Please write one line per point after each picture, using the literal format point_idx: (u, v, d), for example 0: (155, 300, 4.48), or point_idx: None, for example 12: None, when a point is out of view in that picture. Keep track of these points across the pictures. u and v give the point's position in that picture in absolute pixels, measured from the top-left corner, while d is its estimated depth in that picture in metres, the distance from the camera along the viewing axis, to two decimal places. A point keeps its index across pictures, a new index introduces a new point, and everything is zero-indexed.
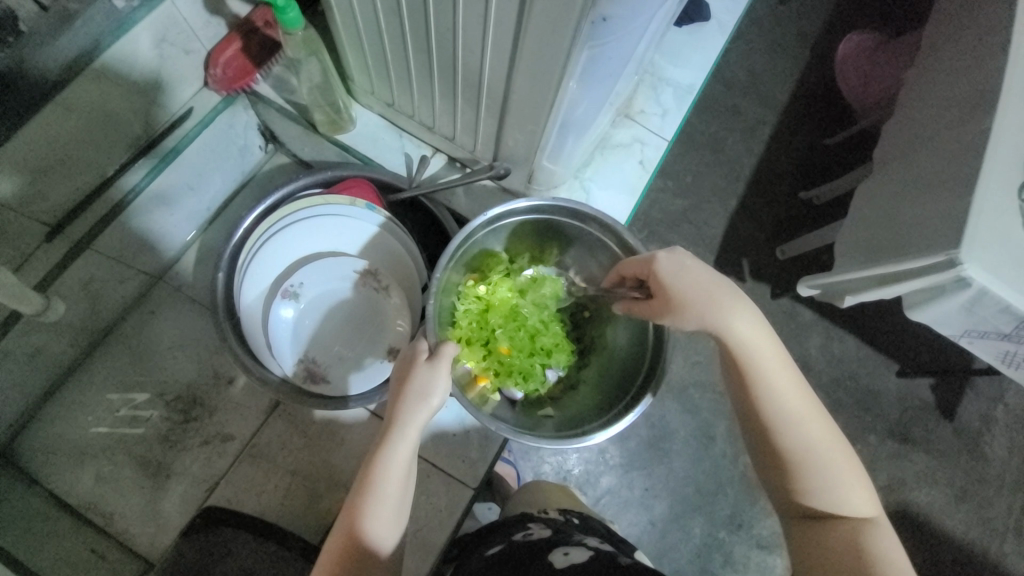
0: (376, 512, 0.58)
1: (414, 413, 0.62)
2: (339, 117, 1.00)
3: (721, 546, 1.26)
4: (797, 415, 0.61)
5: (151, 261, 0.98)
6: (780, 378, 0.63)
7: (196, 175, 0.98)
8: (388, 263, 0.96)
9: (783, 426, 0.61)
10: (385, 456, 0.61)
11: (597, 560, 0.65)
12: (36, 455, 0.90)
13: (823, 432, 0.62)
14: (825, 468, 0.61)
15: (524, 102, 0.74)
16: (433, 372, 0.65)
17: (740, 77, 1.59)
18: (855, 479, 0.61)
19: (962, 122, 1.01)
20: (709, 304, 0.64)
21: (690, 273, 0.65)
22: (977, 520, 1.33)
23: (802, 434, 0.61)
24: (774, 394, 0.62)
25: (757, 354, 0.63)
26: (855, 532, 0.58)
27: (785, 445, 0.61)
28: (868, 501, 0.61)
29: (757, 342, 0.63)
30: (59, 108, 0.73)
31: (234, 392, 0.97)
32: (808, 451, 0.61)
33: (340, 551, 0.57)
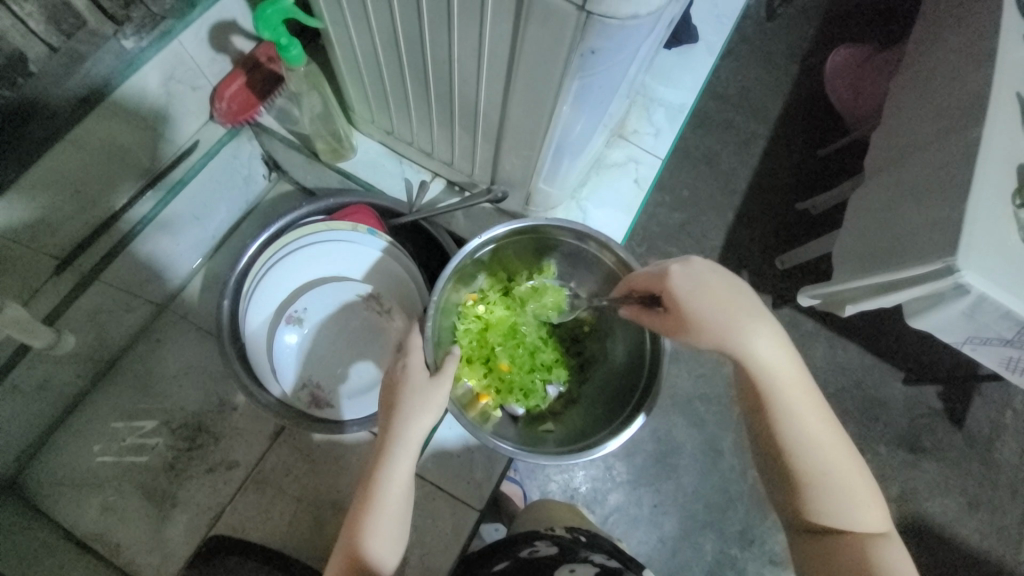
0: (376, 529, 0.59)
1: (412, 429, 0.64)
2: (340, 146, 1.02)
3: (733, 563, 1.24)
4: (815, 434, 0.62)
5: (157, 289, 1.00)
6: (799, 398, 0.62)
7: (201, 205, 1.02)
8: (390, 288, 0.96)
9: (802, 447, 0.61)
10: (383, 473, 0.62)
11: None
12: (42, 487, 0.90)
13: (841, 452, 0.62)
14: (840, 486, 0.61)
15: (520, 128, 0.76)
16: (428, 385, 0.67)
17: (731, 93, 1.62)
18: (868, 494, 0.62)
19: (949, 133, 1.03)
20: (734, 324, 0.62)
21: (713, 293, 0.63)
22: (993, 529, 1.31)
23: (819, 453, 0.61)
24: (795, 415, 0.62)
25: (779, 375, 0.62)
26: (864, 547, 0.60)
27: (802, 465, 0.62)
28: (879, 515, 0.63)
29: (779, 363, 0.62)
30: (66, 146, 0.74)
31: (238, 418, 0.97)
32: (825, 470, 0.61)
33: (341, 570, 0.58)
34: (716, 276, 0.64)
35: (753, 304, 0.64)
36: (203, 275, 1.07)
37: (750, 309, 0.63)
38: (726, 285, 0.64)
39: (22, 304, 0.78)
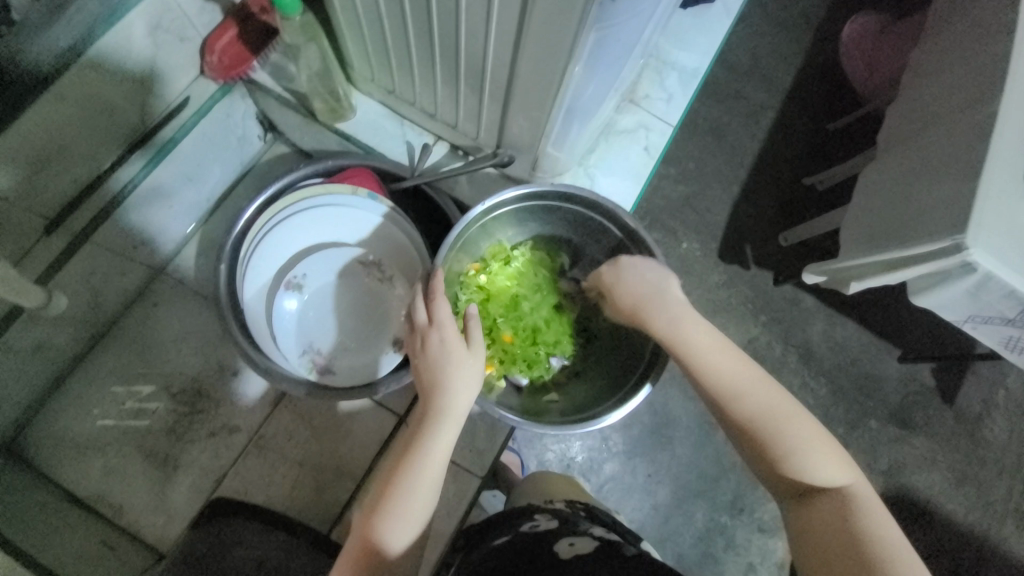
0: (400, 513, 0.57)
1: (446, 408, 0.61)
2: (339, 105, 0.98)
3: (723, 530, 1.27)
4: (750, 392, 0.63)
5: (152, 252, 0.98)
6: (724, 361, 0.65)
7: (194, 165, 0.98)
8: (391, 254, 0.95)
9: (741, 406, 0.63)
10: (415, 452, 0.59)
11: (605, 552, 0.68)
12: (43, 448, 0.90)
13: (784, 407, 0.62)
14: (792, 443, 0.60)
15: (529, 86, 0.72)
16: (465, 365, 0.63)
17: (742, 62, 1.56)
18: (826, 447, 0.60)
19: (968, 105, 0.99)
20: (651, 299, 0.70)
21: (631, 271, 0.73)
22: (977, 502, 1.34)
23: (760, 410, 0.62)
24: (721, 375, 0.64)
25: (696, 340, 0.67)
26: (839, 506, 0.56)
27: (744, 425, 0.62)
28: (846, 470, 0.59)
29: (694, 330, 0.67)
30: (52, 99, 0.70)
31: (238, 383, 0.97)
32: (770, 427, 0.61)
33: (368, 547, 0.56)
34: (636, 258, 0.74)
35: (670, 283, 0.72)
36: (198, 240, 1.03)
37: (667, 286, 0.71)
38: (645, 266, 0.73)
39: (13, 265, 0.76)
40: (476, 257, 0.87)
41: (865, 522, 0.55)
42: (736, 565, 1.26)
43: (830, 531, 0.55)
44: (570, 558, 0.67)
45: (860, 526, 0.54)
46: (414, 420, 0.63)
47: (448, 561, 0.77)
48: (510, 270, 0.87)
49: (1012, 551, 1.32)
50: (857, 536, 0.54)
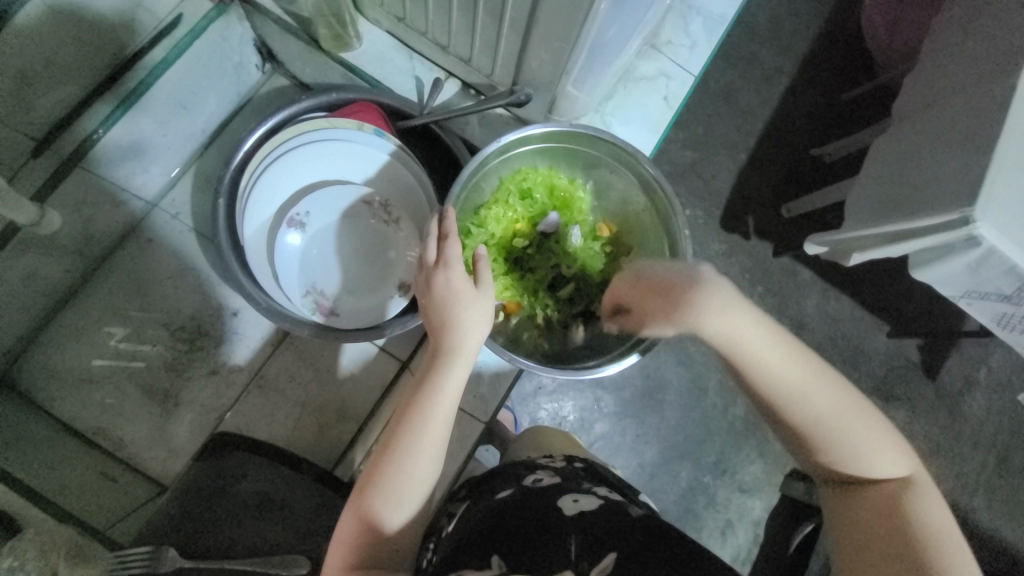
0: (415, 451, 0.56)
1: (455, 348, 0.60)
2: (344, 33, 0.92)
3: (705, 490, 1.31)
4: (811, 392, 0.54)
5: (145, 183, 0.94)
6: (788, 362, 0.54)
7: (189, 93, 0.95)
8: (399, 196, 0.93)
9: (794, 409, 0.54)
10: (426, 391, 0.58)
11: (608, 511, 0.66)
12: (38, 381, 0.89)
13: (844, 402, 0.55)
14: (848, 441, 0.54)
15: (555, 14, 0.67)
16: (474, 305, 0.62)
17: (760, 21, 1.48)
18: (884, 438, 0.55)
19: (990, 73, 0.95)
20: (693, 290, 0.56)
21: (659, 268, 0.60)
22: (950, 472, 1.39)
23: (817, 410, 0.54)
24: (788, 378, 0.54)
25: (754, 335, 0.55)
26: (894, 500, 0.52)
27: (798, 426, 0.55)
28: (902, 459, 0.55)
29: (749, 324, 0.55)
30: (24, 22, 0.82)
31: (239, 322, 0.95)
32: (825, 427, 0.54)
33: (381, 485, 0.56)
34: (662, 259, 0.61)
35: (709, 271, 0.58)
36: (193, 174, 0.96)
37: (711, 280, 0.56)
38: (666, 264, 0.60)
39: (8, 179, 0.81)
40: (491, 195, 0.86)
41: (925, 518, 0.50)
42: (716, 522, 1.31)
43: (886, 525, 0.51)
44: (573, 514, 0.65)
45: (917, 521, 0.50)
46: (424, 360, 0.62)
47: (451, 511, 0.75)
48: (528, 207, 0.87)
49: (978, 519, 1.38)
50: (916, 536, 0.49)
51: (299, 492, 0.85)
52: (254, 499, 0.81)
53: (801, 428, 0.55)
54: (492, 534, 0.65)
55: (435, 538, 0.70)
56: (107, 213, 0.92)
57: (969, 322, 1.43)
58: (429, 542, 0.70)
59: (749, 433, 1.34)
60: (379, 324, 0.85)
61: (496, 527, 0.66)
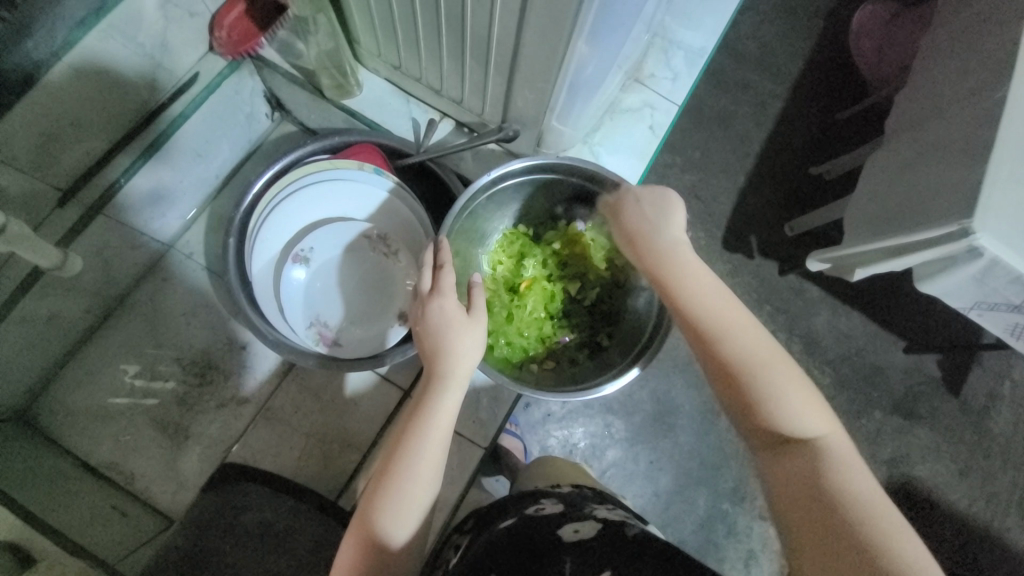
0: (413, 476, 0.57)
1: (449, 373, 0.62)
2: (346, 82, 1.00)
3: (724, 518, 1.28)
4: (738, 332, 0.60)
5: (162, 227, 1.02)
6: (717, 297, 0.62)
7: (204, 141, 1.04)
8: (399, 229, 0.97)
9: (723, 343, 0.59)
10: (422, 417, 0.60)
11: (609, 536, 0.65)
12: (56, 419, 0.92)
13: (771, 352, 0.59)
14: (773, 389, 0.57)
15: (535, 58, 0.73)
16: (467, 329, 0.64)
17: (750, 50, 1.54)
18: (809, 402, 0.57)
19: (975, 91, 0.98)
20: (651, 233, 0.69)
21: (636, 205, 0.72)
22: (983, 494, 1.33)
23: (744, 352, 0.59)
24: (711, 312, 0.61)
25: (695, 275, 0.64)
26: (812, 460, 0.53)
27: (723, 363, 0.59)
28: (825, 419, 0.56)
29: (693, 261, 0.66)
30: (44, 92, 0.81)
31: (247, 355, 0.98)
32: (750, 366, 0.58)
33: (380, 509, 0.57)
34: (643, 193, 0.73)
35: (679, 218, 0.70)
36: (207, 216, 1.06)
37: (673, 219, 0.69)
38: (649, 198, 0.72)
39: (33, 229, 0.85)
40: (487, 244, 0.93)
41: (848, 486, 0.51)
42: (737, 552, 1.26)
43: (804, 484, 0.53)
44: (572, 543, 0.65)
45: (837, 488, 0.51)
46: (419, 384, 0.64)
47: (456, 542, 0.74)
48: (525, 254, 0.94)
49: (1019, 544, 1.31)
50: (834, 500, 0.51)
51: (302, 518, 0.85)
52: (259, 528, 0.82)
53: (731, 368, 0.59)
54: (492, 564, 0.64)
55: (440, 572, 0.70)
56: (126, 255, 0.98)
57: (986, 335, 1.40)
58: (435, 575, 0.70)
59: None
60: (379, 354, 0.87)
61: (498, 556, 0.65)
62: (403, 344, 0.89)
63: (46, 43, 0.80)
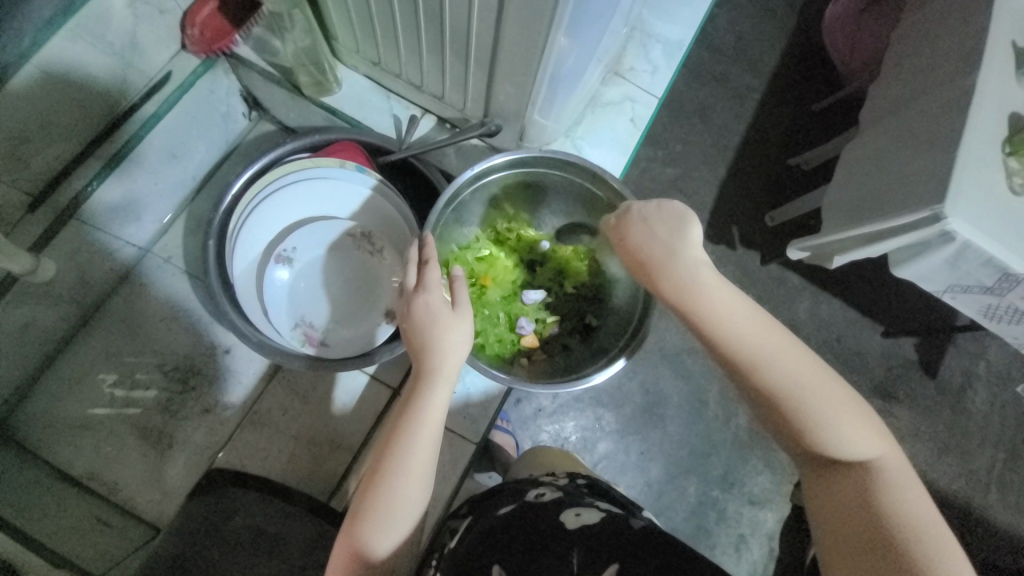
0: (404, 473, 0.57)
1: (436, 367, 0.62)
2: (324, 79, 0.99)
3: (714, 504, 1.30)
4: (784, 361, 0.57)
5: (138, 231, 0.98)
6: (751, 327, 0.59)
7: (178, 142, 1.00)
8: (382, 226, 0.96)
9: (771, 378, 0.57)
10: (412, 413, 0.60)
11: (610, 524, 0.66)
12: (32, 431, 0.89)
13: (817, 377, 0.57)
14: (823, 418, 0.56)
15: (515, 51, 0.73)
16: (454, 324, 0.64)
17: (727, 43, 1.56)
18: (862, 421, 0.56)
19: (942, 81, 1.01)
20: (671, 258, 0.63)
21: (645, 226, 0.66)
22: (960, 471, 1.38)
23: (790, 384, 0.56)
24: (750, 344, 0.58)
25: (725, 304, 0.60)
26: (861, 485, 0.54)
27: (769, 398, 0.57)
28: (874, 441, 0.55)
29: (716, 285, 0.61)
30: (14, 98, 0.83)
31: (231, 359, 0.97)
32: (798, 403, 0.56)
33: (372, 507, 0.57)
34: (651, 210, 0.66)
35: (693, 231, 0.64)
36: (184, 219, 1.01)
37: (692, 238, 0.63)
38: (661, 217, 0.65)
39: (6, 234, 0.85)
40: (467, 242, 0.92)
41: (895, 507, 0.52)
42: (728, 538, 1.29)
43: (856, 510, 0.53)
44: (575, 528, 0.65)
45: (886, 509, 0.52)
46: (407, 381, 0.64)
47: (452, 527, 0.75)
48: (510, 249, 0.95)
49: (995, 517, 1.36)
50: (886, 526, 0.51)
51: (295, 522, 0.84)
52: (245, 534, 0.80)
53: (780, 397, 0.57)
54: (495, 546, 0.65)
55: (437, 555, 0.70)
56: (101, 260, 0.95)
57: (960, 317, 1.45)
58: (432, 559, 0.71)
59: (754, 444, 1.34)
60: (367, 353, 0.87)
61: (500, 541, 0.65)
62: (391, 342, 0.88)
63: (14, 45, 0.81)
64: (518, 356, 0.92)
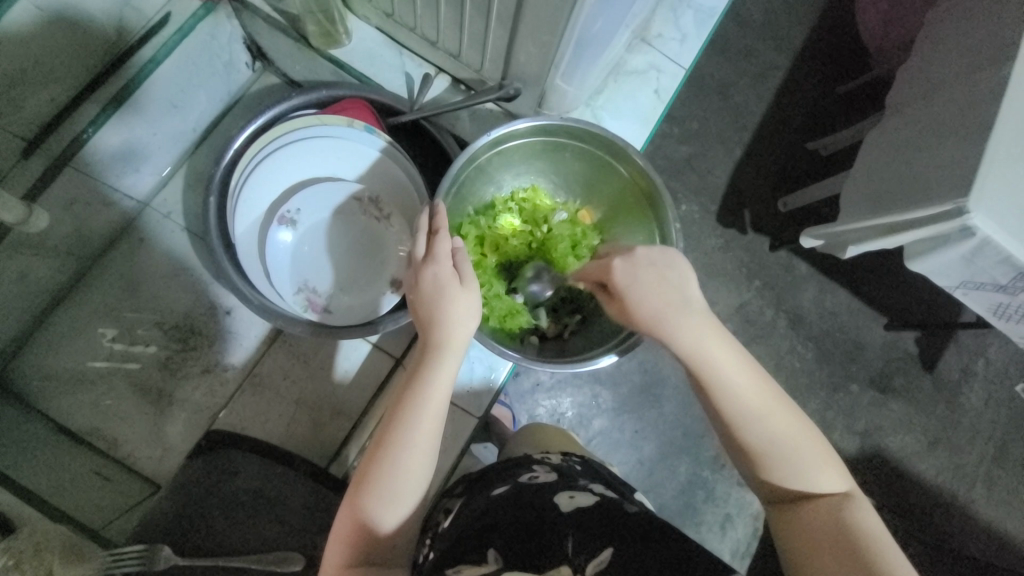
0: (409, 447, 0.56)
1: (445, 342, 0.60)
2: (333, 30, 0.93)
3: (704, 484, 1.31)
4: (763, 407, 0.57)
5: (136, 183, 0.95)
6: (740, 374, 0.58)
7: (179, 92, 0.97)
8: (390, 192, 0.93)
9: (744, 425, 0.57)
10: (416, 387, 0.58)
11: (605, 507, 0.65)
12: (30, 381, 0.89)
13: (790, 417, 0.58)
14: (795, 457, 0.56)
15: (541, 8, 0.68)
16: (462, 297, 0.61)
17: (755, 16, 1.48)
18: (821, 457, 0.57)
19: (979, 66, 0.95)
20: (674, 306, 0.60)
21: (652, 272, 0.62)
22: (948, 464, 1.39)
23: (767, 433, 0.57)
24: (738, 388, 0.58)
25: (716, 347, 0.59)
26: (833, 509, 0.53)
27: (747, 441, 0.57)
28: (840, 475, 0.56)
29: (713, 332, 0.59)
30: None
31: (233, 321, 0.95)
32: (776, 447, 0.57)
33: (376, 478, 0.56)
34: (658, 257, 0.62)
35: (689, 282, 0.62)
36: (185, 172, 0.97)
37: (690, 286, 0.61)
38: (664, 266, 0.62)
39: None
40: (481, 209, 0.89)
41: (863, 525, 0.51)
42: (714, 516, 1.31)
43: (830, 532, 0.52)
44: (569, 511, 0.64)
45: (859, 528, 0.51)
46: (415, 354, 0.62)
47: (447, 507, 0.74)
48: (525, 222, 0.91)
49: (978, 510, 1.38)
50: (856, 540, 0.50)
51: (294, 489, 0.85)
52: (247, 496, 0.83)
53: (752, 443, 0.57)
54: (491, 531, 0.64)
55: (431, 535, 0.70)
56: (98, 213, 0.93)
57: (966, 313, 1.42)
58: (426, 537, 0.70)
59: None
60: (369, 321, 0.85)
61: (494, 525, 0.65)
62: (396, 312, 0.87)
63: None
64: (527, 335, 0.88)
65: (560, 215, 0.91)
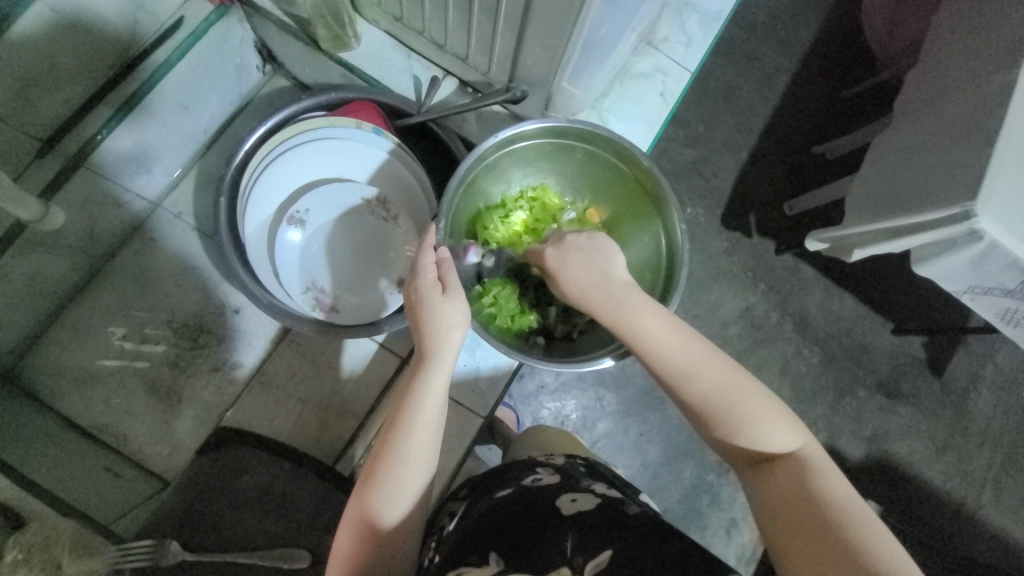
0: (406, 454, 0.57)
1: (437, 349, 0.60)
2: (343, 34, 0.94)
3: (708, 488, 1.31)
4: (701, 370, 0.57)
5: (148, 183, 0.97)
6: (670, 333, 0.59)
7: (190, 93, 0.98)
8: (399, 193, 0.94)
9: (682, 387, 0.57)
10: (412, 397, 0.59)
11: (608, 510, 0.65)
12: (41, 379, 0.90)
13: (736, 377, 0.57)
14: (737, 415, 0.55)
15: (548, 11, 0.68)
16: (451, 307, 0.62)
17: (760, 20, 1.48)
18: (775, 415, 0.56)
19: (985, 71, 0.95)
20: (600, 283, 0.61)
21: (579, 253, 0.64)
22: (956, 471, 1.38)
23: (710, 393, 0.56)
24: (665, 342, 0.58)
25: (644, 317, 0.60)
26: (795, 473, 0.52)
27: (691, 405, 0.57)
28: (796, 432, 0.55)
29: (640, 303, 0.60)
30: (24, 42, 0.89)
31: (241, 320, 0.96)
32: (720, 406, 0.56)
33: (374, 488, 0.56)
34: (584, 239, 0.64)
35: (614, 258, 0.63)
36: (195, 172, 0.99)
37: (616, 264, 0.63)
38: (590, 247, 0.64)
39: (14, 178, 0.86)
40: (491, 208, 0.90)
41: (826, 491, 0.50)
42: (720, 521, 1.30)
43: (794, 501, 0.51)
44: (570, 514, 0.64)
45: (825, 496, 0.50)
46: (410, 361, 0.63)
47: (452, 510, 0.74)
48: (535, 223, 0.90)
49: (986, 518, 1.36)
50: (822, 508, 0.49)
51: (299, 484, 0.86)
52: (253, 492, 0.84)
53: (696, 406, 0.57)
54: (491, 534, 0.64)
55: (436, 539, 0.69)
56: (110, 213, 0.95)
57: (974, 318, 1.41)
58: (431, 541, 0.70)
59: None
60: (376, 321, 0.86)
61: (492, 532, 0.65)
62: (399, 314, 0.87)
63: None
64: (534, 335, 0.88)
65: (569, 216, 0.90)
